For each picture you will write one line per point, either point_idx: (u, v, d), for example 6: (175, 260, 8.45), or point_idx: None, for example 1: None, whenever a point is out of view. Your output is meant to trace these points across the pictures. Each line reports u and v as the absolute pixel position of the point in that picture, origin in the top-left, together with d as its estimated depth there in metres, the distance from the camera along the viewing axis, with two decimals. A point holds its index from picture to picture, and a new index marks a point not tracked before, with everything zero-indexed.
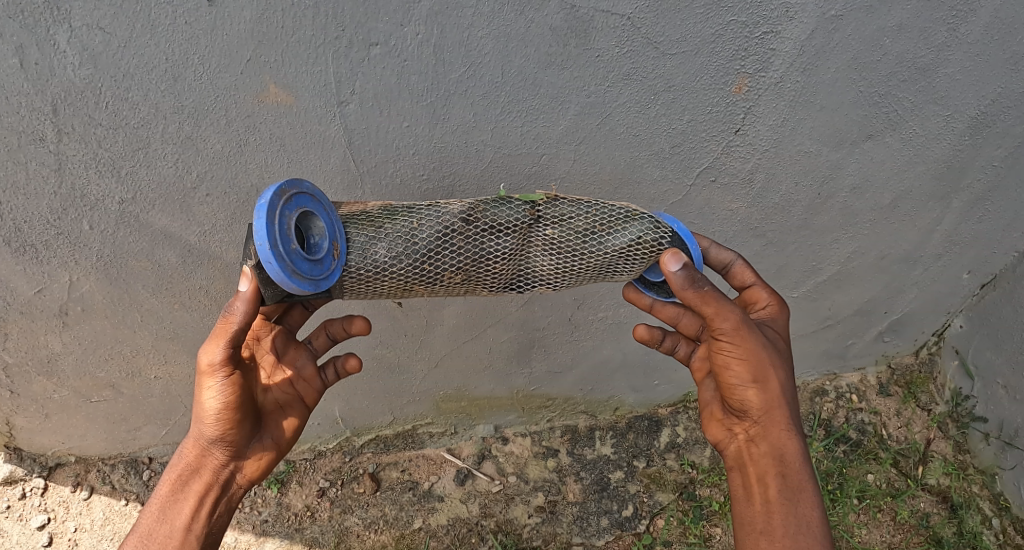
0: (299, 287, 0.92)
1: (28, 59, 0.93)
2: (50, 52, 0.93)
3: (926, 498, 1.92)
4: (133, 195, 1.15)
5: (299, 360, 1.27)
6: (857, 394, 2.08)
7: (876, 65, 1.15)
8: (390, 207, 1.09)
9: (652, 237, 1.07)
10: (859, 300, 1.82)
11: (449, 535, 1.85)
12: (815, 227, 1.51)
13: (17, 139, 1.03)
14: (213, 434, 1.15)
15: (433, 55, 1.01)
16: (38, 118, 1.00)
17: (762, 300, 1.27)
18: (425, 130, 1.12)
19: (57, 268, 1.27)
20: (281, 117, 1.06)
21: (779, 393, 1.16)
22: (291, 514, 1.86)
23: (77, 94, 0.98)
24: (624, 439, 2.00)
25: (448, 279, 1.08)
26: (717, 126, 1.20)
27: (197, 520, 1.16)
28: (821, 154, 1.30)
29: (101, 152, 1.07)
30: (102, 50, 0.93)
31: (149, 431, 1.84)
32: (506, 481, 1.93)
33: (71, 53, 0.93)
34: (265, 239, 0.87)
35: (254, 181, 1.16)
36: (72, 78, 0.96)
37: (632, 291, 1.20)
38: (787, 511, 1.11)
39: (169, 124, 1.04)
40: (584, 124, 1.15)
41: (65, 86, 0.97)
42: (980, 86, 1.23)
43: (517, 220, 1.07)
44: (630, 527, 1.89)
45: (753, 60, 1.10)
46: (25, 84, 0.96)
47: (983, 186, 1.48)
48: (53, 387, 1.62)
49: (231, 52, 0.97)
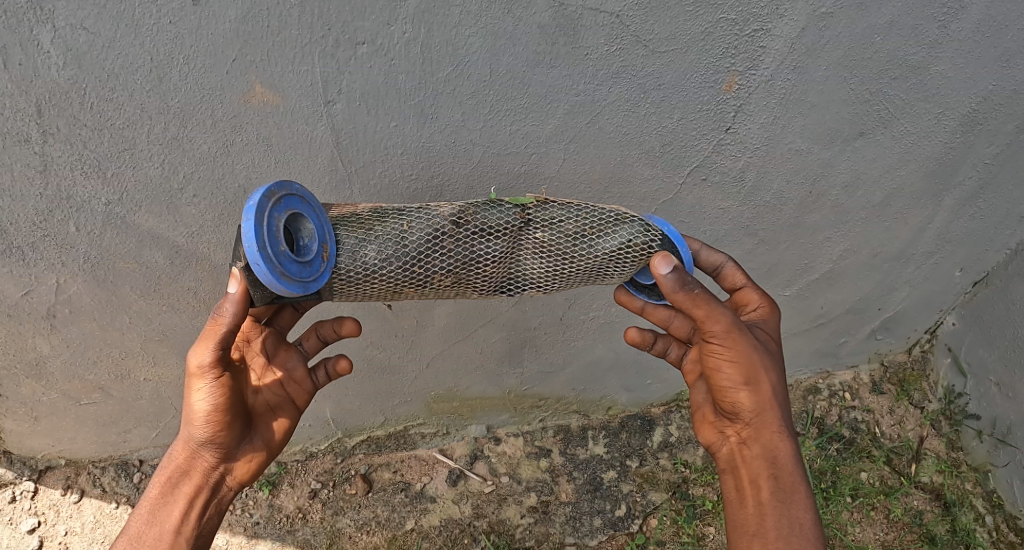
0: (287, 289, 0.92)
1: (10, 59, 0.92)
2: (33, 52, 0.91)
3: (920, 495, 1.93)
4: (119, 196, 1.14)
5: (289, 361, 1.26)
6: (850, 392, 2.07)
7: (867, 63, 1.14)
8: (380, 209, 1.09)
9: (643, 241, 1.07)
10: (852, 298, 1.82)
11: (442, 536, 1.84)
12: (806, 225, 1.51)
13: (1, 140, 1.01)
14: (203, 436, 1.15)
15: (421, 54, 1.01)
16: (21, 118, 0.99)
17: (753, 302, 1.27)
18: (413, 129, 1.11)
19: (44, 271, 1.26)
20: (268, 117, 1.06)
21: (771, 396, 1.16)
22: (282, 516, 1.85)
23: (61, 94, 0.97)
24: (617, 438, 2.00)
25: (438, 282, 1.07)
26: (707, 124, 1.20)
27: (187, 523, 1.16)
28: (812, 152, 1.30)
29: (86, 153, 1.06)
30: (86, 50, 0.92)
31: (140, 433, 1.83)
32: (498, 481, 1.93)
33: (55, 53, 0.92)
34: (253, 241, 0.87)
35: (241, 182, 1.15)
36: (56, 78, 0.95)
37: (623, 294, 1.21)
38: (779, 513, 1.11)
39: (155, 125, 1.03)
40: (574, 123, 1.14)
41: (49, 86, 0.96)
42: (970, 84, 1.23)
43: (507, 223, 1.07)
44: (624, 527, 1.89)
45: (744, 58, 1.10)
46: (7, 84, 0.95)
47: (974, 184, 1.49)
48: (41, 390, 1.60)
49: (216, 52, 0.96)
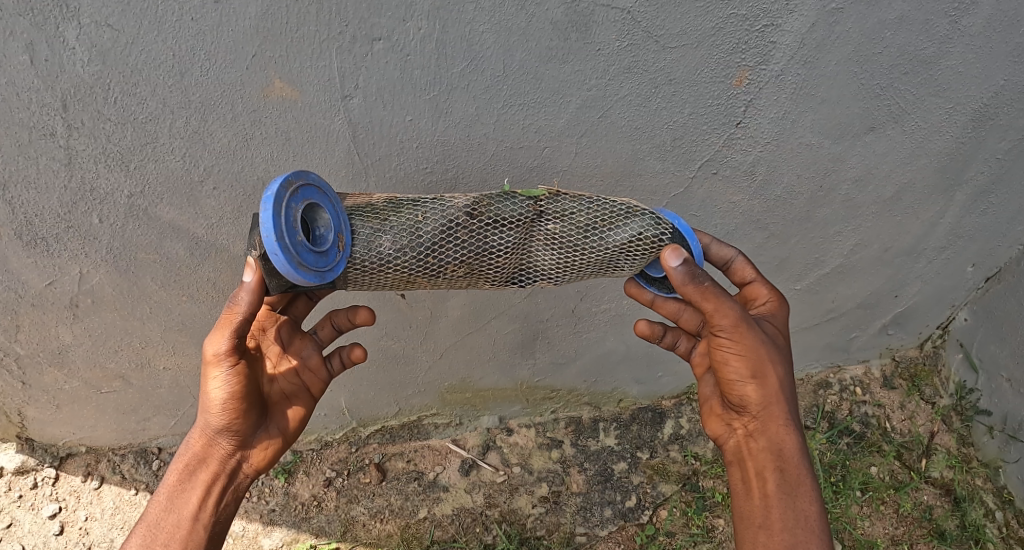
0: (304, 278, 0.94)
1: (38, 55, 0.94)
2: (60, 49, 0.93)
3: (930, 490, 1.93)
4: (141, 188, 1.16)
5: (305, 350, 1.29)
6: (861, 386, 2.07)
7: (879, 57, 1.14)
8: (395, 200, 1.10)
9: (653, 233, 1.08)
10: (862, 293, 1.82)
11: (454, 525, 1.87)
12: (818, 219, 1.51)
13: (27, 133, 1.04)
14: (220, 423, 1.17)
15: (435, 50, 1.02)
16: (47, 113, 1.02)
17: (762, 296, 1.27)
18: (428, 124, 1.12)
19: (68, 261, 1.29)
20: (286, 111, 1.07)
21: (778, 389, 1.17)
22: (298, 504, 1.88)
23: (86, 90, 0.99)
24: (628, 430, 2.02)
25: (452, 272, 1.09)
26: (717, 119, 1.20)
27: (205, 509, 1.19)
28: (822, 147, 1.30)
29: (110, 146, 1.08)
30: (110, 47, 0.94)
31: (158, 421, 1.87)
32: (510, 471, 1.95)
33: (80, 50, 0.94)
34: (271, 231, 0.88)
35: (260, 174, 1.17)
36: (82, 74, 0.97)
37: (633, 287, 1.22)
38: (785, 505, 1.12)
39: (177, 119, 1.05)
40: (585, 117, 1.15)
41: (74, 81, 0.98)
42: (982, 78, 1.23)
43: (520, 215, 1.08)
44: (634, 518, 1.90)
45: (754, 53, 1.10)
46: (35, 80, 0.97)
47: (987, 179, 1.48)
48: (63, 378, 1.64)
49: (236, 48, 0.97)
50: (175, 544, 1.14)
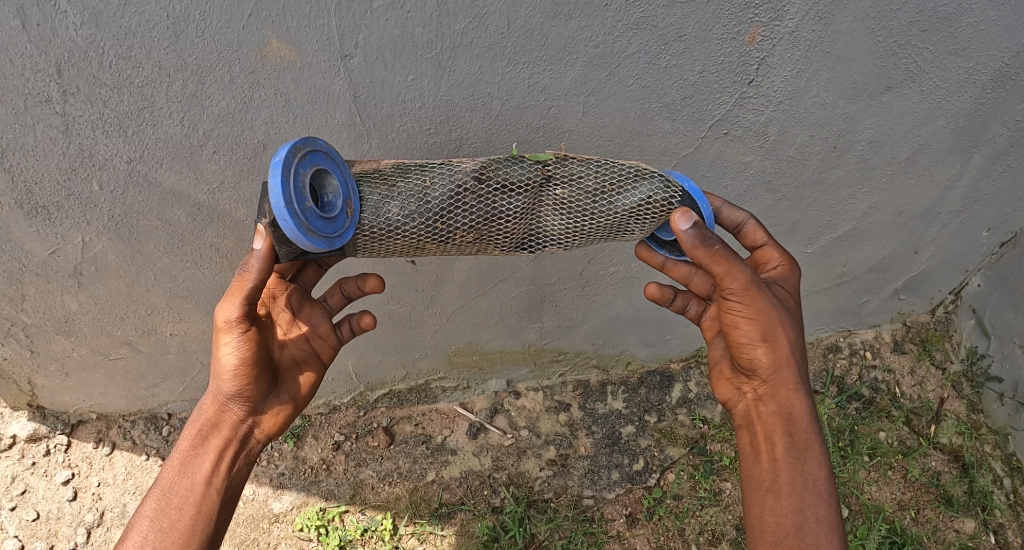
0: (312, 244, 0.92)
1: (30, 20, 0.92)
2: (51, 12, 0.92)
3: (938, 456, 1.93)
4: (140, 154, 1.15)
5: (314, 318, 1.28)
6: (870, 351, 2.06)
7: (896, 14, 1.11)
8: (402, 165, 1.08)
9: (663, 197, 1.06)
10: (874, 258, 1.80)
11: (462, 488, 1.88)
12: (830, 181, 1.48)
13: (22, 101, 1.02)
14: (232, 389, 1.17)
15: (436, 6, 0.99)
16: (42, 79, 1.00)
17: (773, 260, 1.24)
18: (431, 83, 1.10)
19: (71, 229, 1.29)
20: (285, 72, 1.05)
21: (788, 353, 1.15)
22: (307, 467, 1.89)
23: (80, 54, 0.97)
24: (636, 394, 2.03)
25: (460, 238, 1.09)
26: (729, 77, 1.17)
27: (218, 474, 1.19)
28: (837, 106, 1.27)
29: (106, 112, 1.06)
30: (102, 9, 0.92)
31: (166, 387, 1.88)
32: (518, 434, 1.96)
33: (72, 13, 0.92)
34: (279, 197, 0.87)
35: (261, 137, 1.16)
36: (75, 38, 0.95)
37: (644, 250, 1.20)
38: (794, 470, 1.12)
39: (173, 82, 1.03)
40: (593, 75, 1.13)
41: (68, 46, 0.96)
42: (1003, 37, 1.19)
43: (528, 179, 1.06)
44: (641, 481, 1.91)
45: (768, 9, 1.07)
46: (27, 46, 0.95)
47: (1005, 141, 1.45)
48: (71, 346, 1.65)
49: (231, 7, 0.95)
50: (188, 508, 1.15)
